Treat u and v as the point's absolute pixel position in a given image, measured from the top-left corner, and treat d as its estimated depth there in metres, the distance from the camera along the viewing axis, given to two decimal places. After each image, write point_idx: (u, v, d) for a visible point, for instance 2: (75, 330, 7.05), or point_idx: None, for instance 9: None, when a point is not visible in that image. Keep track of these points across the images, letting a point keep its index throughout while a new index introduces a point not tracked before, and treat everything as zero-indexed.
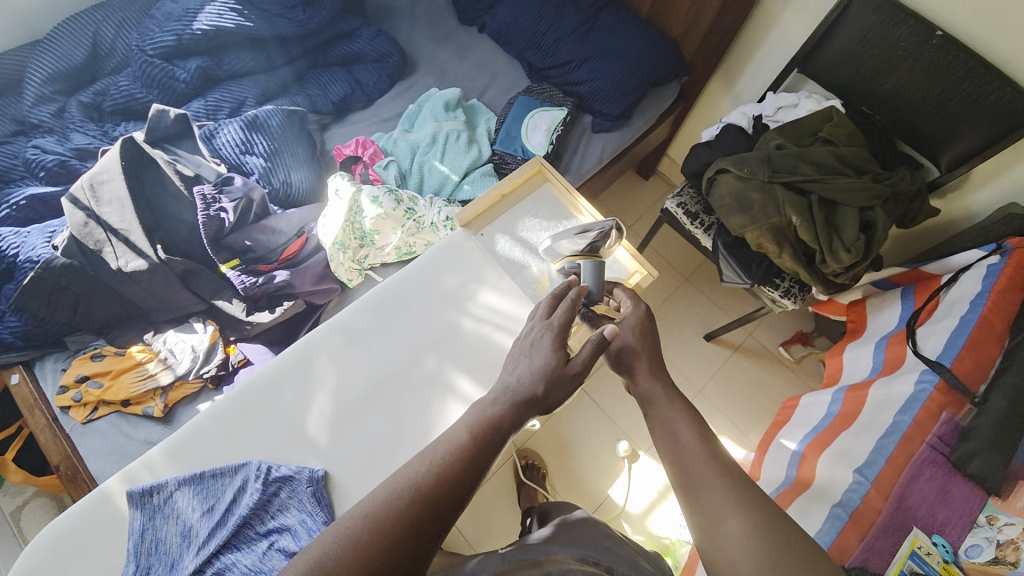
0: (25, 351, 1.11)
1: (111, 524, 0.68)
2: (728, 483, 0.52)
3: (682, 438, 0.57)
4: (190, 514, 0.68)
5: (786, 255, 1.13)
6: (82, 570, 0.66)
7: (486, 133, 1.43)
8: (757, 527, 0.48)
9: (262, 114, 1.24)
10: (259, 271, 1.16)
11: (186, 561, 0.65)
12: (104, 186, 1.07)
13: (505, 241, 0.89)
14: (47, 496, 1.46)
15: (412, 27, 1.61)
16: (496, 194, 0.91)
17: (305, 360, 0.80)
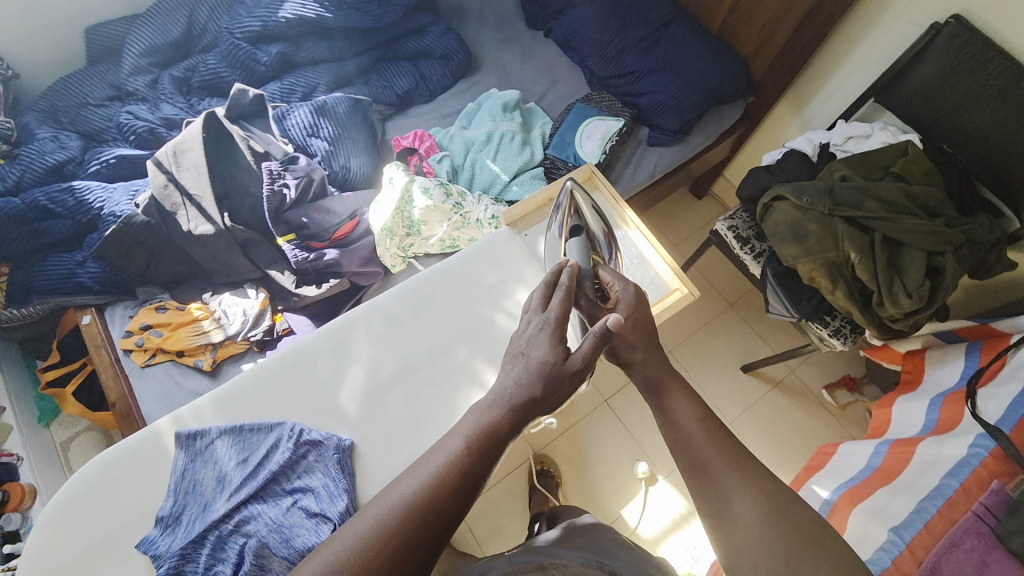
0: (101, 295, 1.23)
1: (155, 461, 0.73)
2: (736, 469, 0.57)
3: (693, 429, 0.62)
4: (226, 463, 0.72)
5: (840, 292, 1.07)
6: (127, 498, 0.71)
7: (540, 136, 1.45)
8: (761, 510, 0.54)
9: (330, 100, 1.32)
10: (312, 248, 1.22)
11: (218, 505, 0.69)
12: (185, 154, 1.17)
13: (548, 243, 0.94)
14: (97, 430, 1.63)
15: (481, 27, 1.65)
16: (544, 198, 0.98)
17: (344, 335, 0.84)
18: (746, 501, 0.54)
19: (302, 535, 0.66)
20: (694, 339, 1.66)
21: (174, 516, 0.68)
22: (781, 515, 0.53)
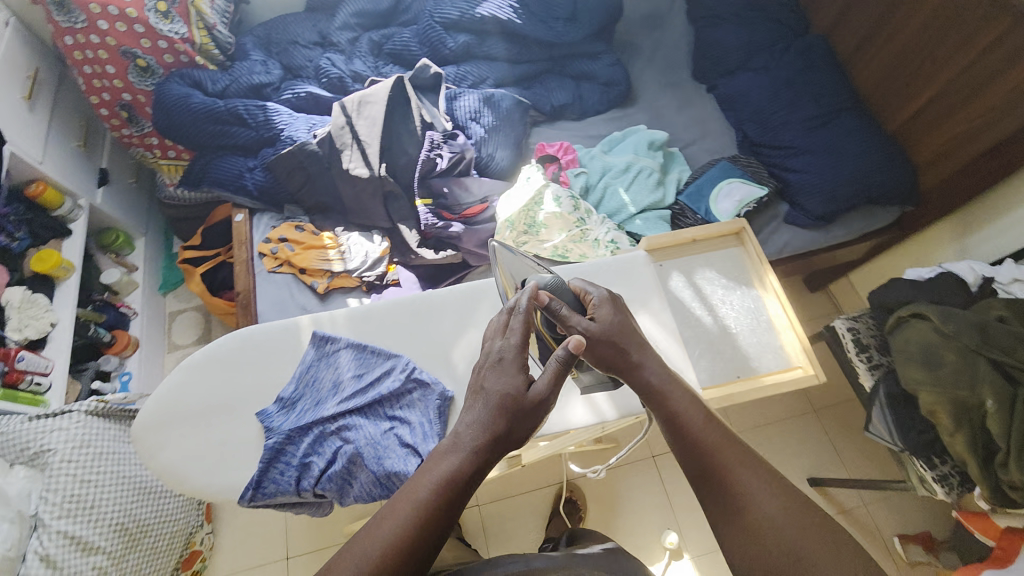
0: (256, 201, 1.39)
1: (287, 350, 0.82)
2: (752, 471, 0.55)
3: (703, 430, 0.58)
4: (344, 372, 0.80)
5: (961, 437, 0.98)
6: (253, 372, 0.80)
7: (676, 181, 1.47)
8: (781, 516, 0.52)
9: (498, 94, 1.42)
10: (442, 217, 1.31)
11: (328, 406, 0.77)
12: (368, 106, 1.27)
13: (678, 281, 0.92)
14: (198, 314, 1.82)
15: (647, 65, 1.70)
16: (686, 236, 0.94)
17: (474, 298, 0.88)
18: (765, 505, 0.53)
19: (392, 460, 0.73)
20: (766, 431, 1.56)
21: (292, 400, 0.78)
22: (802, 518, 0.52)
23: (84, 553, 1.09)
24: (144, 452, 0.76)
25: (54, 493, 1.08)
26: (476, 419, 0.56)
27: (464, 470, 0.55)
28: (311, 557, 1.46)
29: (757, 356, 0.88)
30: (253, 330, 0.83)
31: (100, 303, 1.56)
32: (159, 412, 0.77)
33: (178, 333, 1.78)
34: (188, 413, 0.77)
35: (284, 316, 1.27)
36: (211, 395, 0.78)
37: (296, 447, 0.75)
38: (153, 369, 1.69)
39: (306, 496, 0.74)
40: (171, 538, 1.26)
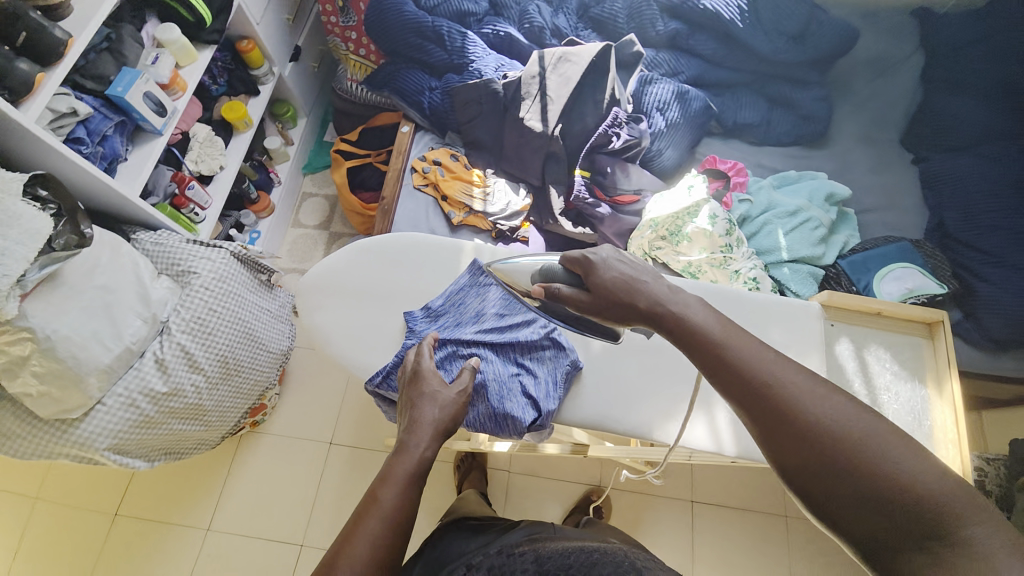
0: (425, 120, 1.44)
1: (449, 265, 0.88)
2: (791, 380, 0.52)
3: (729, 344, 0.55)
4: (490, 306, 0.83)
5: None
6: (415, 274, 0.88)
7: (840, 243, 1.34)
8: (827, 418, 0.49)
9: (692, 93, 1.34)
10: (593, 194, 1.29)
11: (466, 330, 0.81)
12: (566, 63, 1.24)
13: (845, 348, 0.83)
14: (323, 202, 1.89)
15: (852, 113, 1.55)
16: (874, 306, 0.84)
17: None
18: (811, 413, 0.50)
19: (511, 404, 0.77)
20: None
21: (437, 313, 0.84)
22: (854, 417, 0.49)
23: (190, 370, 1.14)
24: (305, 307, 0.89)
25: (185, 307, 1.14)
26: (424, 417, 0.68)
27: (419, 467, 0.63)
28: (349, 452, 1.55)
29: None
30: (425, 237, 0.90)
31: (256, 162, 1.71)
32: (327, 278, 0.90)
33: (303, 214, 1.88)
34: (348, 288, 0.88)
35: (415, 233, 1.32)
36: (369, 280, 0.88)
37: (426, 356, 0.81)
38: (276, 237, 1.80)
39: None
40: (249, 388, 1.33)
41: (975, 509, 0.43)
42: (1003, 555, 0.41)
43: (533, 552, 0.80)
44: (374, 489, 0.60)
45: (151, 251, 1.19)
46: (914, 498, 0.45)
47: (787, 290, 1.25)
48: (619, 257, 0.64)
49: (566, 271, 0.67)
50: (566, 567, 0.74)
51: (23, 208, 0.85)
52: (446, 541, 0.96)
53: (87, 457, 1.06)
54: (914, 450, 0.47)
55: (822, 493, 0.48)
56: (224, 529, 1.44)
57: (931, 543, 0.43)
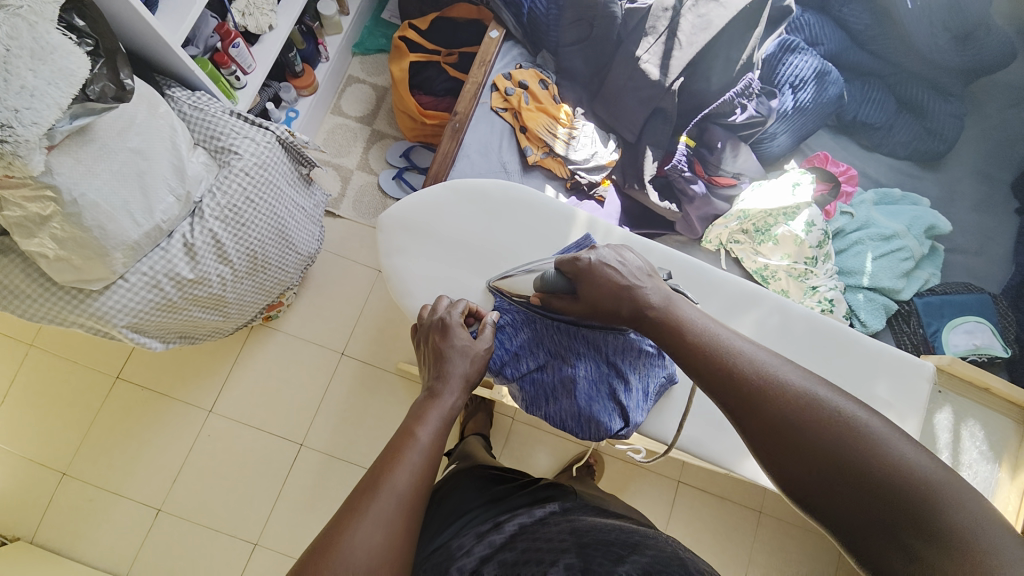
0: (518, 28, 1.23)
1: (556, 230, 0.88)
2: (768, 370, 0.54)
3: (704, 335, 0.58)
4: None
5: None
6: (517, 230, 0.87)
7: (921, 281, 1.24)
8: (809, 401, 0.51)
9: (833, 76, 1.18)
10: (692, 167, 1.16)
11: None
12: (710, 3, 1.08)
13: (943, 417, 0.94)
14: (367, 89, 1.65)
15: (977, 139, 1.38)
16: (984, 382, 0.96)
17: (745, 302, 0.87)
18: (790, 396, 0.51)
19: (598, 408, 0.75)
20: (811, 553, 1.42)
21: None
22: (836, 402, 0.50)
23: (218, 261, 1.03)
24: (383, 248, 0.88)
25: (219, 192, 1.02)
26: (453, 372, 0.67)
27: (450, 415, 0.62)
28: (359, 367, 1.45)
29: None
30: (536, 195, 0.89)
31: (306, 29, 1.47)
32: (410, 223, 0.88)
33: (345, 101, 1.64)
34: (431, 241, 0.87)
35: (485, 160, 1.17)
36: (459, 237, 0.87)
37: (512, 335, 0.79)
38: (314, 121, 1.59)
39: (502, 378, 0.79)
40: (272, 286, 1.20)
41: (962, 497, 0.44)
42: (990, 538, 0.42)
43: (570, 522, 0.64)
44: (410, 425, 0.59)
45: (187, 116, 1.05)
46: (900, 482, 0.45)
47: (855, 318, 1.18)
48: (607, 257, 0.69)
49: (558, 275, 0.73)
50: (611, 547, 0.58)
51: (60, 41, 0.76)
52: (462, 486, 0.82)
53: (102, 330, 0.99)
54: (895, 433, 0.47)
55: (800, 482, 0.49)
56: (225, 413, 1.41)
57: (916, 534, 0.43)
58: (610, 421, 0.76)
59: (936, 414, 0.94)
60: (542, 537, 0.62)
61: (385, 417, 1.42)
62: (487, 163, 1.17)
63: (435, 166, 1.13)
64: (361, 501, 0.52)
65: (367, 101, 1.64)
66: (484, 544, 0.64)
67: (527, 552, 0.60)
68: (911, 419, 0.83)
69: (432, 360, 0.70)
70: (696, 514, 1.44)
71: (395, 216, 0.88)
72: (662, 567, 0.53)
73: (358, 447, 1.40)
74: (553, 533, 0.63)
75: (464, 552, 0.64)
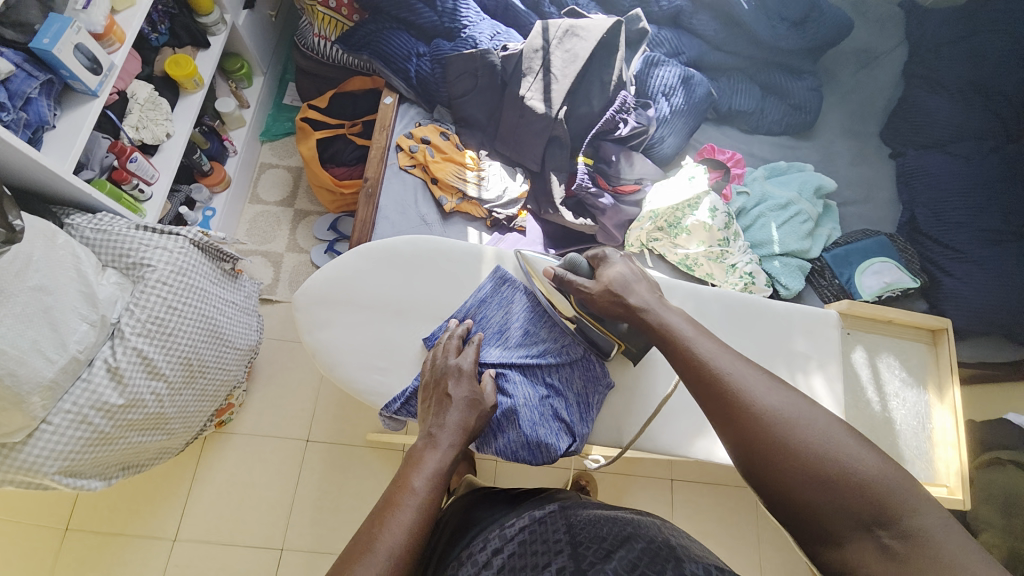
0: (411, 90, 1.32)
1: (470, 271, 0.91)
2: (756, 389, 0.61)
3: (706, 357, 0.65)
4: (514, 320, 0.86)
5: None
6: (433, 279, 0.90)
7: (825, 237, 1.36)
8: (795, 420, 0.58)
9: (698, 78, 1.31)
10: (596, 183, 1.24)
11: (492, 351, 0.83)
12: (572, 38, 1.20)
13: (859, 356, 1.03)
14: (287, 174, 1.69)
15: (837, 105, 1.55)
16: (885, 316, 1.04)
17: None
18: (778, 416, 0.59)
19: (544, 431, 0.78)
20: None
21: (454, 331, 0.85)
22: (815, 419, 0.58)
23: (149, 378, 1.00)
24: (305, 325, 0.88)
25: (138, 307, 1.00)
26: (449, 420, 0.70)
27: (446, 465, 0.66)
28: (328, 449, 1.40)
29: (910, 460, 1.00)
30: (447, 242, 0.92)
31: (206, 129, 1.49)
32: (325, 295, 0.89)
33: (263, 187, 1.66)
34: (350, 307, 0.89)
35: (403, 219, 1.21)
36: (378, 298, 0.89)
37: None
38: (234, 213, 1.59)
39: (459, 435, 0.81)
40: (216, 389, 1.16)
41: (919, 504, 0.52)
42: (944, 538, 0.50)
43: (566, 517, 0.65)
44: (407, 477, 0.63)
45: (91, 240, 1.03)
46: (866, 488, 0.53)
47: (777, 283, 1.28)
48: (625, 262, 0.81)
49: (583, 262, 0.83)
50: (602, 542, 0.59)
51: None
52: (461, 503, 0.81)
53: (35, 482, 0.93)
54: (864, 446, 0.56)
55: (786, 487, 0.56)
56: (192, 535, 1.32)
57: (886, 530, 0.51)
58: (558, 441, 0.79)
59: (852, 353, 1.03)
60: (539, 538, 0.62)
61: (365, 491, 1.38)
62: (406, 221, 1.20)
63: (355, 234, 1.17)
64: (353, 561, 0.55)
65: (285, 183, 1.66)
66: (487, 550, 0.63)
67: (524, 556, 0.60)
68: (833, 368, 0.91)
69: (440, 401, 0.73)
70: (696, 508, 1.46)
71: (309, 291, 0.89)
72: (652, 557, 0.55)
73: (346, 532, 1.34)
74: (552, 531, 0.63)
75: (475, 556, 0.62)
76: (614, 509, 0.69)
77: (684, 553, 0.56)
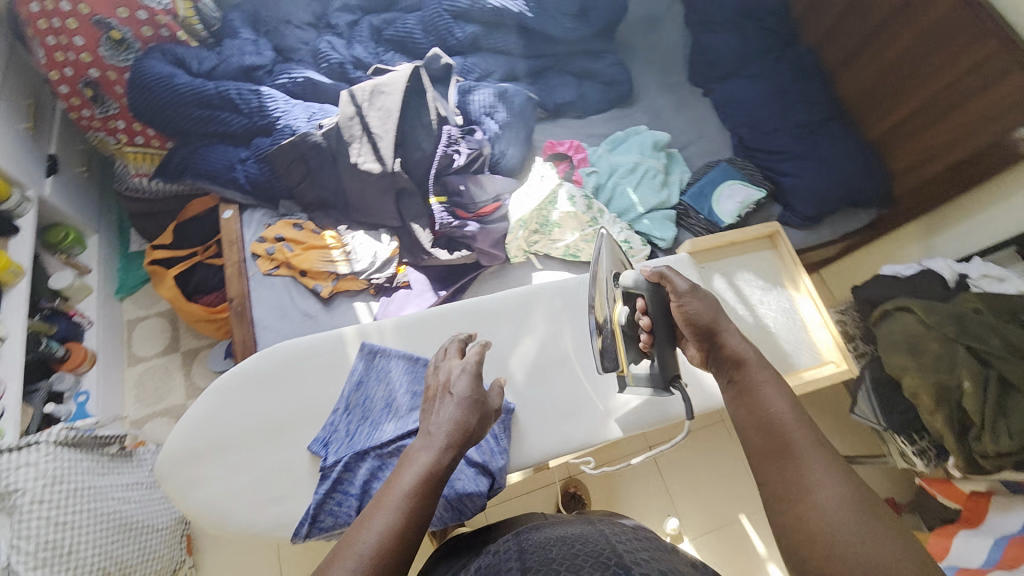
0: (248, 197, 1.28)
1: (337, 358, 0.89)
2: (814, 464, 0.54)
3: (777, 416, 0.60)
4: (398, 389, 0.87)
5: (940, 416, 1.12)
6: (303, 383, 0.87)
7: (678, 182, 1.48)
8: (837, 508, 0.50)
9: (511, 89, 1.38)
10: (456, 216, 1.26)
11: (385, 428, 0.84)
12: (381, 96, 1.21)
13: (721, 282, 1.11)
14: (165, 319, 1.60)
15: (645, 67, 1.71)
16: (726, 240, 1.17)
17: (525, 306, 0.97)
18: (822, 497, 0.52)
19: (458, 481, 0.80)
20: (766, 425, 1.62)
21: (341, 424, 0.84)
22: (864, 517, 0.49)
23: None
24: (176, 492, 0.81)
25: (22, 540, 0.89)
26: (446, 415, 0.67)
27: (443, 464, 0.61)
28: None
29: (795, 352, 1.09)
30: (303, 341, 0.89)
31: (49, 311, 1.35)
32: (191, 450, 0.82)
33: (143, 342, 1.55)
34: (224, 450, 0.83)
35: (285, 322, 1.16)
36: (251, 426, 0.84)
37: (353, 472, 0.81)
38: (117, 382, 1.47)
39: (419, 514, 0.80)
40: None
41: None
42: None
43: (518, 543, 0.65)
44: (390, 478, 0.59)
45: None
46: None
47: (653, 239, 1.36)
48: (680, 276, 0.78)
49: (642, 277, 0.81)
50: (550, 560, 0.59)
51: None
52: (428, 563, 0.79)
53: None
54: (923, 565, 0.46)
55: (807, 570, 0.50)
56: None
57: None
58: (478, 484, 0.81)
59: (713, 281, 1.11)
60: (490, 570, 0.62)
61: None
62: (289, 323, 1.16)
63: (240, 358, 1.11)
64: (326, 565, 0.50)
65: (164, 330, 1.56)
66: None
67: None
68: None
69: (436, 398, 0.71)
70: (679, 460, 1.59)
71: (171, 455, 0.81)
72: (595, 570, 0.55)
73: None
74: (503, 560, 0.63)
75: None
76: (569, 527, 0.69)
77: (630, 559, 0.56)
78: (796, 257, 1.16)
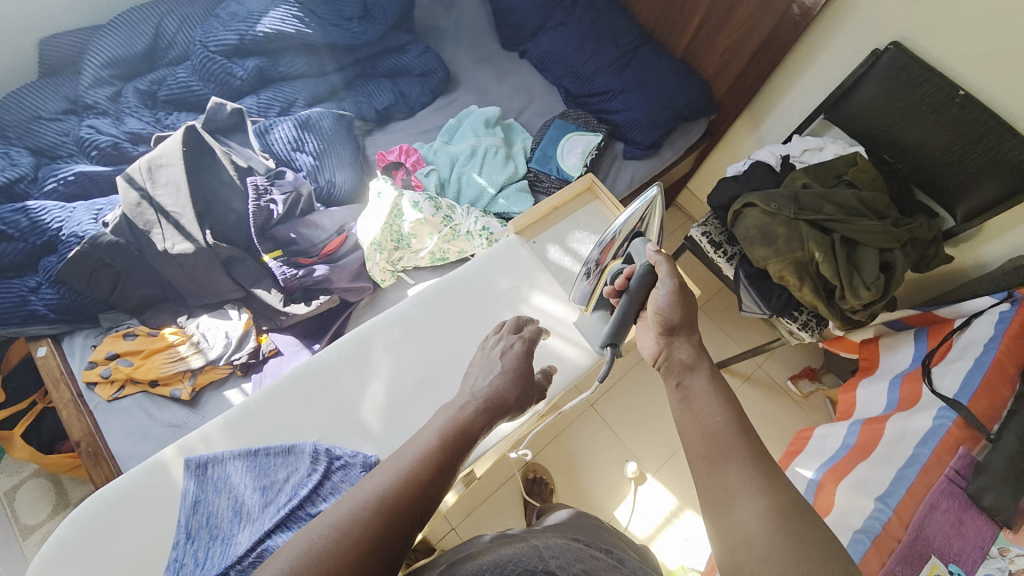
0: (58, 324, 1.12)
1: (165, 486, 0.83)
2: (745, 467, 0.55)
3: (711, 419, 0.61)
4: (243, 492, 0.81)
5: (807, 288, 1.19)
6: (134, 529, 0.80)
7: (521, 151, 1.47)
8: (769, 515, 0.50)
9: (313, 115, 1.29)
10: (299, 264, 1.18)
11: (236, 538, 0.75)
12: (162, 169, 1.10)
13: (555, 250, 1.15)
14: (42, 477, 1.41)
15: (456, 48, 1.67)
16: (545, 208, 1.18)
17: (361, 349, 0.99)
18: (754, 503, 0.52)
19: None
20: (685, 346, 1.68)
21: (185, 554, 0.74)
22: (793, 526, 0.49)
23: None
24: None
25: None
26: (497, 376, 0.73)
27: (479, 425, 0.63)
28: None
29: None
30: (115, 486, 0.82)
31: None
32: None
33: (27, 511, 1.36)
34: None
35: (151, 443, 1.04)
36: None
37: None
38: None
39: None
40: None
41: None
42: None
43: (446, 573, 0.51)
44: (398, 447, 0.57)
45: None
46: None
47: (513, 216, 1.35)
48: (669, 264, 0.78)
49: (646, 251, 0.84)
50: None
51: None
52: None
53: None
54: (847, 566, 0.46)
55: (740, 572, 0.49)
56: None
57: None
58: None
59: (547, 251, 1.15)
60: None
61: None
62: (154, 443, 1.04)
63: None
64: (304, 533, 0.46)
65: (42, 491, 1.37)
66: None
67: None
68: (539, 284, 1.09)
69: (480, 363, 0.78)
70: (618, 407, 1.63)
71: None
72: None
73: None
74: None
75: None
76: (500, 542, 0.58)
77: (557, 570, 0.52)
78: (614, 200, 1.21)
